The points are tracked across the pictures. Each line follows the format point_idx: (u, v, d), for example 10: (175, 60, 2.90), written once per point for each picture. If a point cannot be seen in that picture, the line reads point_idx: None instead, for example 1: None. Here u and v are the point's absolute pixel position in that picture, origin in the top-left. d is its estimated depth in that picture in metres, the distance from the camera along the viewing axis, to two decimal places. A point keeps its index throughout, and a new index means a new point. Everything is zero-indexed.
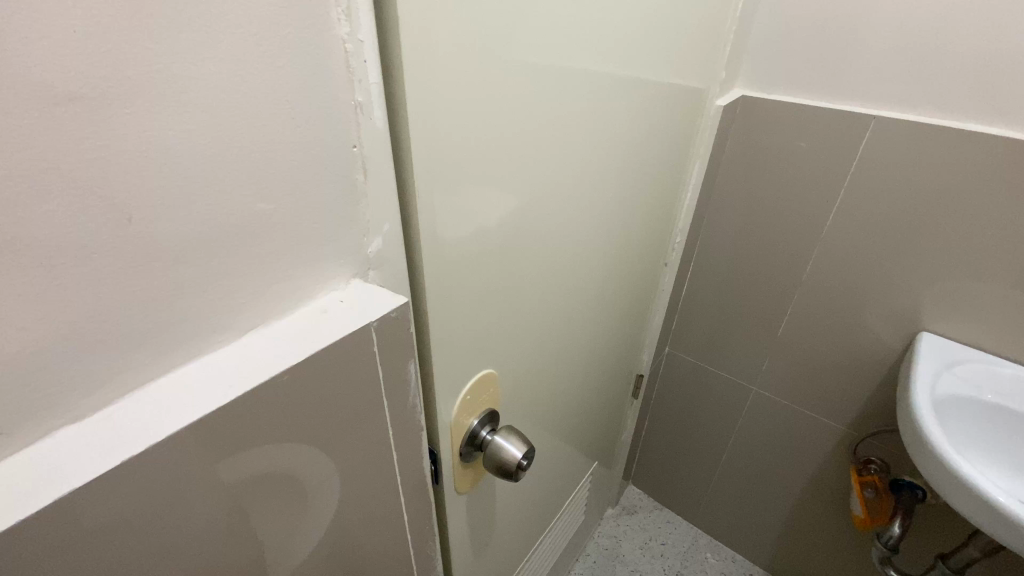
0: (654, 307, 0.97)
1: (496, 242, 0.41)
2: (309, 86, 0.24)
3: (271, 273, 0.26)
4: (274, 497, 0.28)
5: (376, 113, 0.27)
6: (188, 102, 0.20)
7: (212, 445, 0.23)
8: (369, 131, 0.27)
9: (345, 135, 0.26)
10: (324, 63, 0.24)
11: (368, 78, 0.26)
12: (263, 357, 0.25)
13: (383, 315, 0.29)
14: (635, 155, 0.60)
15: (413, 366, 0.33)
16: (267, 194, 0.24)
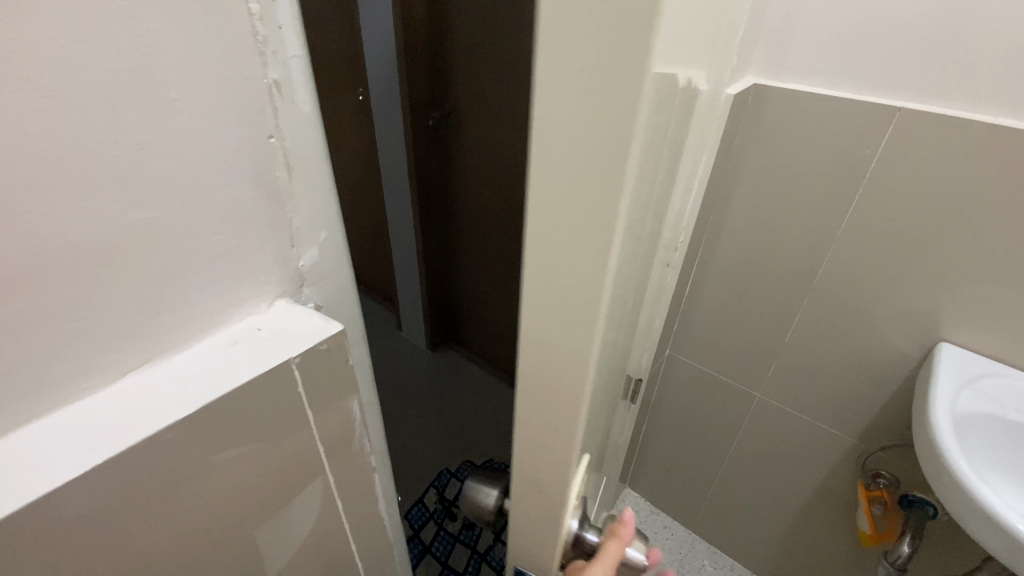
0: (654, 309, 0.91)
1: (619, 307, 0.30)
2: (216, 85, 0.21)
3: (163, 288, 0.23)
4: (174, 547, 0.25)
5: (297, 93, 0.24)
6: (8, 87, 0.16)
7: (86, 506, 0.21)
8: (288, 115, 0.24)
9: (259, 121, 0.24)
10: (222, 33, 0.21)
11: (285, 51, 0.23)
12: (158, 403, 0.22)
13: (308, 349, 0.26)
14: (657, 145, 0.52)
15: (354, 400, 0.31)
16: (150, 202, 0.21)
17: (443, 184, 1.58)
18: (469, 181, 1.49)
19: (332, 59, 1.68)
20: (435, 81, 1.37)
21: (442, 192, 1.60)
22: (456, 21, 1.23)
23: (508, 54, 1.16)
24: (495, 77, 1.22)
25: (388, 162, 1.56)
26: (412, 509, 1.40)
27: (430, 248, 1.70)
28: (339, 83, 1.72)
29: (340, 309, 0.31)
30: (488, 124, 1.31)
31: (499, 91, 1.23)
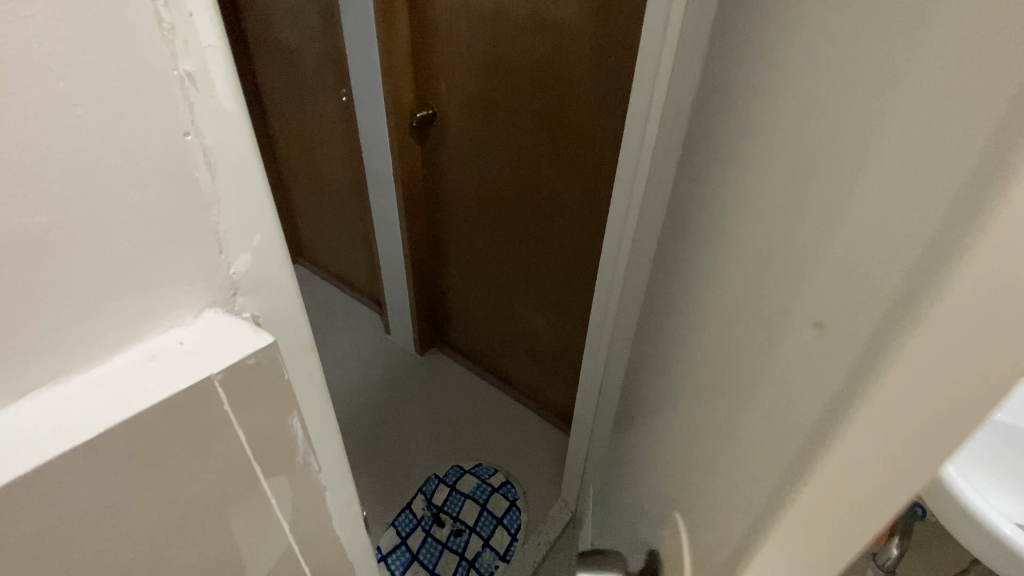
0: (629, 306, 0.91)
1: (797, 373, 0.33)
2: (133, 97, 0.23)
3: (87, 287, 0.26)
4: (124, 523, 0.30)
5: (218, 90, 0.26)
6: None
7: (36, 489, 0.26)
8: (208, 111, 0.26)
9: (177, 120, 0.25)
10: (133, 41, 0.23)
11: (200, 42, 0.24)
12: (105, 404, 0.27)
13: (230, 366, 0.29)
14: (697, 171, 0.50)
15: (294, 417, 0.35)
16: (62, 207, 0.24)
17: (431, 186, 1.55)
18: (456, 184, 1.47)
19: (319, 59, 1.65)
20: (421, 81, 1.35)
21: (429, 194, 1.58)
22: (440, 20, 1.20)
23: (493, 54, 1.14)
24: (482, 78, 1.20)
25: (374, 163, 1.54)
26: (400, 518, 1.46)
27: (418, 251, 1.68)
28: (326, 83, 1.69)
29: (284, 301, 0.33)
30: (475, 125, 1.29)
31: (485, 92, 1.21)
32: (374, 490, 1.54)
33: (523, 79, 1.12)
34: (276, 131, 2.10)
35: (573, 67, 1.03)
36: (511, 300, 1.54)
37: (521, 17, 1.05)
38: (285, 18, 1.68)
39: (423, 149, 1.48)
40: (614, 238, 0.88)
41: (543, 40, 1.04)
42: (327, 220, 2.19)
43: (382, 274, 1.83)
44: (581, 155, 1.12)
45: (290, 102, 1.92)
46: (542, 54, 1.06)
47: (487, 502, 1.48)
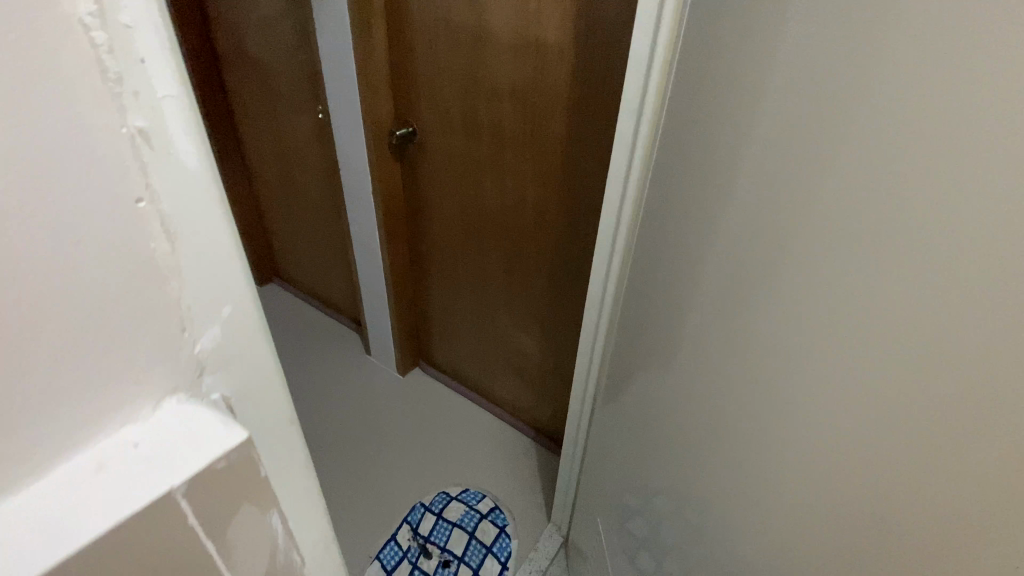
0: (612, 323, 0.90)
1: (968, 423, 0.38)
2: (82, 163, 0.23)
3: (52, 391, 0.26)
4: None
5: (175, 145, 0.25)
6: None
7: None
8: (163, 166, 0.25)
9: (129, 182, 0.25)
10: (77, 100, 0.22)
11: (154, 94, 0.24)
12: (69, 516, 0.26)
13: (203, 467, 0.29)
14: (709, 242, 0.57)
15: (274, 510, 0.34)
16: (36, 301, 0.24)
17: (411, 204, 1.52)
18: (438, 202, 1.44)
19: (293, 73, 1.61)
20: (399, 99, 1.32)
21: (410, 210, 1.54)
22: (418, 37, 1.18)
23: (473, 70, 1.12)
24: (462, 95, 1.18)
25: (352, 181, 1.50)
26: (386, 550, 1.42)
27: (399, 270, 1.64)
28: (301, 100, 1.65)
29: (258, 380, 0.34)
30: (457, 143, 1.27)
31: (466, 110, 1.19)
32: (359, 520, 1.48)
33: (504, 96, 1.11)
34: (250, 149, 2.04)
35: (555, 81, 1.02)
36: (496, 318, 1.51)
37: (502, 31, 1.03)
38: (258, 34, 1.64)
39: (403, 167, 1.45)
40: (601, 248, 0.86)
41: (525, 58, 1.03)
42: (304, 239, 2.13)
43: (362, 294, 1.78)
44: (565, 172, 1.11)
45: (264, 119, 1.87)
46: (524, 72, 1.05)
47: (476, 529, 1.44)
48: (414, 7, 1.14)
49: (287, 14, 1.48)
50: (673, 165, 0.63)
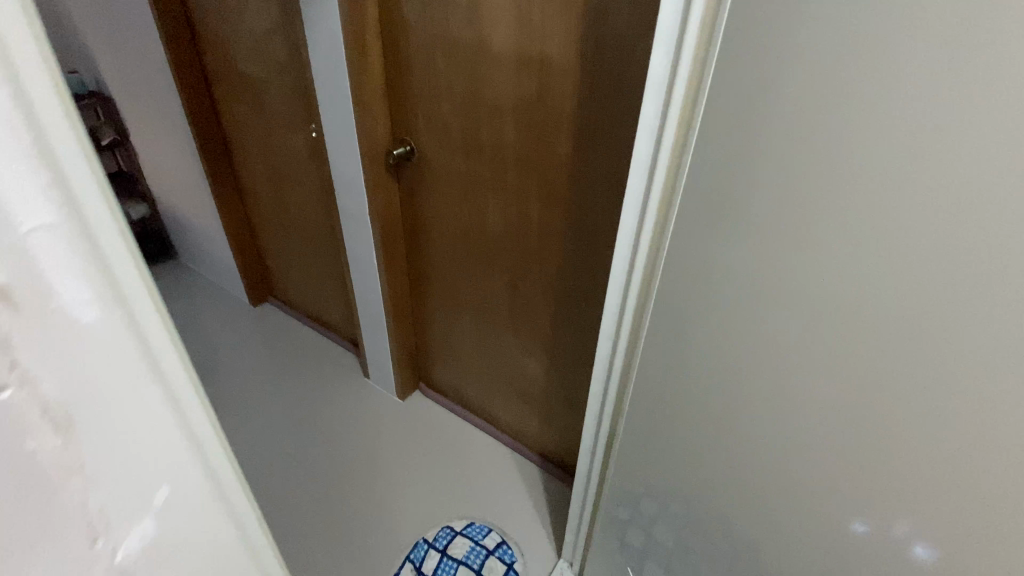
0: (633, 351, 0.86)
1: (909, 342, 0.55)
2: (62, 280, 0.32)
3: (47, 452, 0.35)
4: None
5: (120, 245, 0.34)
6: None
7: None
8: (110, 259, 0.34)
9: (87, 283, 0.34)
10: (53, 227, 0.31)
11: (97, 202, 0.32)
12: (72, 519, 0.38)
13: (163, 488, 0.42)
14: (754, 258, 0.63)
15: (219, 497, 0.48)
16: (32, 377, 0.33)
17: (410, 224, 1.46)
18: (437, 222, 1.38)
19: (286, 93, 1.55)
20: (396, 116, 1.26)
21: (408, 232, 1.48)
22: (414, 52, 1.12)
23: (473, 90, 1.07)
24: (462, 116, 1.13)
25: (349, 204, 1.45)
26: None
27: (398, 292, 1.57)
28: (294, 118, 1.60)
29: (194, 385, 0.42)
30: (457, 161, 1.21)
31: (467, 127, 1.13)
32: (361, 558, 1.44)
33: (507, 114, 1.05)
34: (244, 167, 1.99)
35: (561, 102, 0.96)
36: (499, 342, 1.45)
37: (504, 51, 0.98)
38: (249, 51, 1.58)
39: (401, 186, 1.39)
40: (617, 265, 0.82)
41: (528, 73, 0.97)
42: (299, 259, 2.07)
43: (359, 316, 1.72)
44: (573, 192, 1.05)
45: (257, 137, 1.82)
46: (527, 88, 0.99)
47: (482, 567, 1.39)
48: (409, 22, 1.09)
49: (278, 29, 1.43)
50: (723, 177, 0.62)
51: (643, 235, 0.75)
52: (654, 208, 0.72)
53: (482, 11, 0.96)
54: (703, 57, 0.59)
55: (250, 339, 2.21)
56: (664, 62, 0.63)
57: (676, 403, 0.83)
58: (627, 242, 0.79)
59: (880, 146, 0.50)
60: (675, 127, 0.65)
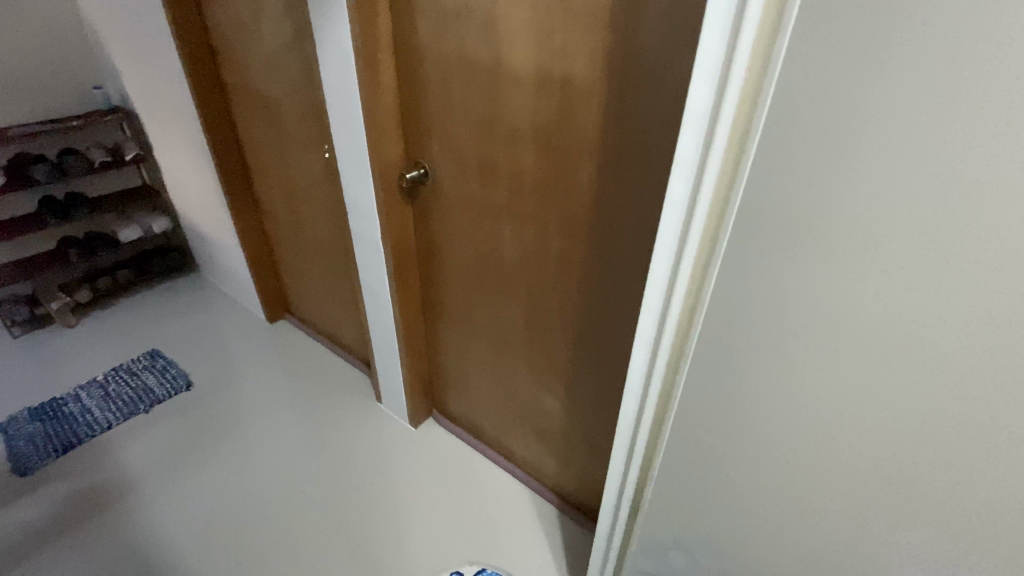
0: (670, 400, 0.77)
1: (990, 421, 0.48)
2: None
3: None
4: None
5: None
6: None
7: None
8: None
9: None
10: None
11: None
12: None
13: None
14: (806, 305, 0.56)
15: None
16: None
17: (423, 249, 1.39)
18: (451, 248, 1.30)
19: (302, 112, 1.52)
20: (411, 138, 1.20)
21: (421, 256, 1.41)
22: (429, 73, 1.06)
23: (491, 112, 1.00)
24: (479, 139, 1.05)
25: (361, 227, 1.39)
26: None
27: (411, 318, 1.50)
28: (309, 137, 1.56)
29: None
30: (473, 186, 1.14)
31: (483, 151, 1.06)
32: None
33: (525, 138, 0.97)
34: (261, 185, 1.96)
35: (584, 127, 0.88)
36: (515, 376, 1.36)
37: (524, 72, 0.90)
38: (266, 69, 1.56)
39: (415, 209, 1.32)
40: (647, 309, 0.74)
41: (549, 96, 0.89)
42: (315, 277, 2.03)
43: (373, 340, 1.66)
44: (595, 223, 0.96)
45: (274, 155, 1.78)
46: (547, 112, 0.91)
47: None
48: (424, 41, 1.02)
49: (295, 47, 1.39)
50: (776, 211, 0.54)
51: (677, 280, 0.68)
52: (692, 252, 0.65)
53: (501, 29, 0.89)
54: (754, 90, 0.52)
55: (266, 358, 2.18)
56: (707, 94, 0.56)
57: (713, 461, 0.75)
58: (660, 285, 0.71)
59: (966, 191, 0.43)
60: (718, 164, 0.58)
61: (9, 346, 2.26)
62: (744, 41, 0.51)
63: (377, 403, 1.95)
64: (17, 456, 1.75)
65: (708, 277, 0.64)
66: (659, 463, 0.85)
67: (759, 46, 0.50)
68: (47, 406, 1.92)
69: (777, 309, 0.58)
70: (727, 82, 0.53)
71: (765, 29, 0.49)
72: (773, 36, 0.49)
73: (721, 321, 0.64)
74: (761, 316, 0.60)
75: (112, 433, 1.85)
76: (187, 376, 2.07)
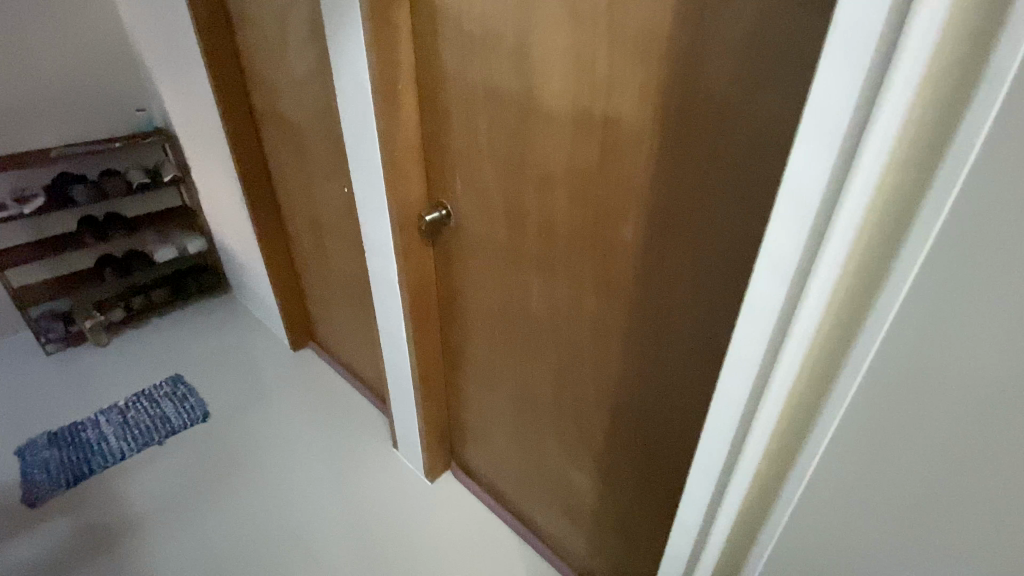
0: (777, 487, 0.64)
1: None
2: None
3: None
4: None
5: None
6: None
7: None
8: None
9: None
10: None
11: None
12: None
13: None
14: (980, 395, 0.43)
15: None
16: None
17: (445, 293, 1.25)
18: (475, 298, 1.16)
19: (325, 141, 1.43)
20: (433, 177, 1.08)
21: (441, 301, 1.28)
22: (453, 108, 0.93)
23: (519, 155, 0.86)
24: (507, 185, 0.91)
25: (380, 268, 1.28)
26: None
27: (430, 367, 1.37)
28: (333, 167, 1.46)
29: None
30: (497, 232, 1.00)
31: (510, 195, 0.92)
32: None
33: (558, 183, 0.82)
34: (289, 212, 1.90)
35: (625, 177, 0.73)
36: (542, 442, 1.20)
37: (559, 112, 0.76)
38: (292, 96, 1.48)
39: (437, 252, 1.20)
40: (726, 397, 0.64)
41: (588, 137, 0.74)
42: (338, 309, 1.93)
43: (391, 387, 1.53)
44: (639, 287, 0.79)
45: (299, 183, 1.71)
46: (585, 155, 0.76)
47: None
48: (448, 72, 0.90)
49: (318, 75, 1.31)
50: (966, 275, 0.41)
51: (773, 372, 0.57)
52: (807, 324, 0.52)
53: (534, 59, 0.75)
54: (923, 127, 0.40)
55: (285, 389, 2.09)
56: (826, 163, 0.46)
57: (824, 564, 0.61)
58: (748, 375, 0.60)
59: None
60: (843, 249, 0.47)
61: (41, 364, 2.24)
62: (904, 80, 0.39)
63: (395, 449, 1.81)
64: (30, 484, 1.72)
65: (831, 378, 0.53)
66: (753, 561, 0.71)
67: (932, 73, 0.38)
68: (66, 432, 1.90)
69: (932, 426, 0.46)
70: (859, 153, 0.43)
71: (933, 71, 0.38)
72: (956, 68, 0.37)
73: (848, 430, 0.52)
74: (904, 427, 0.48)
75: (123, 465, 1.79)
76: (205, 406, 2.00)
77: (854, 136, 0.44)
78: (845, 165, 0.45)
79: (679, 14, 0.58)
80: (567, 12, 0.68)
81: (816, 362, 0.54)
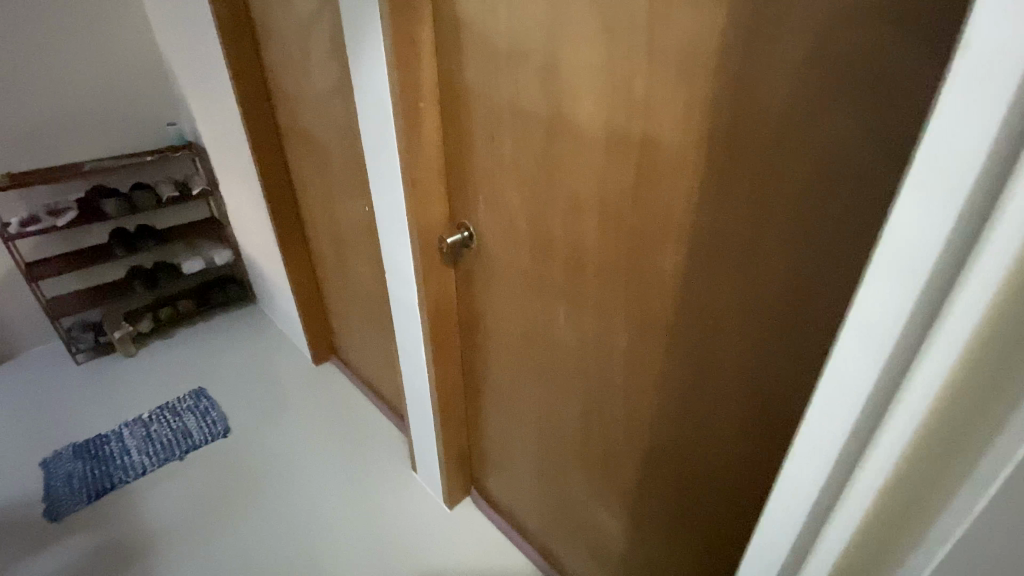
0: None
1: None
2: None
3: None
4: None
5: None
6: None
7: None
8: None
9: None
10: None
11: None
12: None
13: None
14: None
15: None
16: None
17: (466, 316, 1.20)
18: (497, 323, 1.10)
19: (348, 158, 1.41)
20: (455, 198, 1.03)
21: (463, 324, 1.23)
22: (476, 127, 0.88)
23: (546, 177, 0.80)
24: (533, 207, 0.86)
25: (400, 289, 1.23)
26: None
27: (449, 392, 1.32)
28: (355, 184, 1.44)
29: None
30: (521, 258, 0.94)
31: (536, 221, 0.86)
32: None
33: (588, 210, 0.76)
34: (312, 227, 1.88)
35: (666, 202, 0.66)
36: (566, 479, 1.13)
37: (591, 131, 0.70)
38: (315, 112, 1.46)
39: (458, 274, 1.15)
40: (791, 484, 0.54)
41: (623, 159, 0.68)
42: (360, 326, 1.90)
43: (410, 410, 1.49)
44: (677, 325, 0.72)
45: (322, 199, 1.69)
46: (619, 181, 0.70)
47: None
48: (472, 90, 0.85)
49: (341, 90, 1.28)
50: None
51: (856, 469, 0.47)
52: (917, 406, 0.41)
53: (564, 76, 0.69)
54: None
55: (306, 404, 2.07)
56: (938, 230, 0.37)
57: None
58: (821, 462, 0.51)
59: None
60: (961, 339, 0.37)
61: (71, 372, 2.28)
62: None
63: (413, 472, 1.77)
64: (53, 498, 1.74)
65: (949, 475, 0.42)
66: None
67: None
68: (90, 444, 1.91)
69: None
70: (991, 229, 0.33)
71: None
72: None
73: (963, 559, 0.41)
74: None
75: (144, 480, 1.80)
76: (225, 421, 1.99)
77: (975, 207, 0.34)
78: (957, 249, 0.36)
79: (730, 27, 0.52)
80: (601, 28, 0.62)
81: (913, 468, 0.44)
